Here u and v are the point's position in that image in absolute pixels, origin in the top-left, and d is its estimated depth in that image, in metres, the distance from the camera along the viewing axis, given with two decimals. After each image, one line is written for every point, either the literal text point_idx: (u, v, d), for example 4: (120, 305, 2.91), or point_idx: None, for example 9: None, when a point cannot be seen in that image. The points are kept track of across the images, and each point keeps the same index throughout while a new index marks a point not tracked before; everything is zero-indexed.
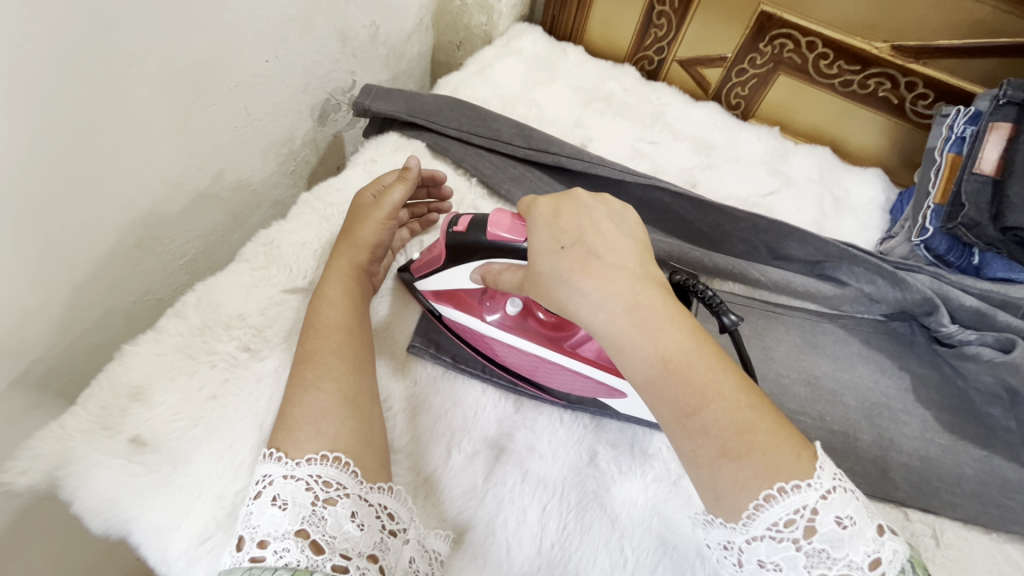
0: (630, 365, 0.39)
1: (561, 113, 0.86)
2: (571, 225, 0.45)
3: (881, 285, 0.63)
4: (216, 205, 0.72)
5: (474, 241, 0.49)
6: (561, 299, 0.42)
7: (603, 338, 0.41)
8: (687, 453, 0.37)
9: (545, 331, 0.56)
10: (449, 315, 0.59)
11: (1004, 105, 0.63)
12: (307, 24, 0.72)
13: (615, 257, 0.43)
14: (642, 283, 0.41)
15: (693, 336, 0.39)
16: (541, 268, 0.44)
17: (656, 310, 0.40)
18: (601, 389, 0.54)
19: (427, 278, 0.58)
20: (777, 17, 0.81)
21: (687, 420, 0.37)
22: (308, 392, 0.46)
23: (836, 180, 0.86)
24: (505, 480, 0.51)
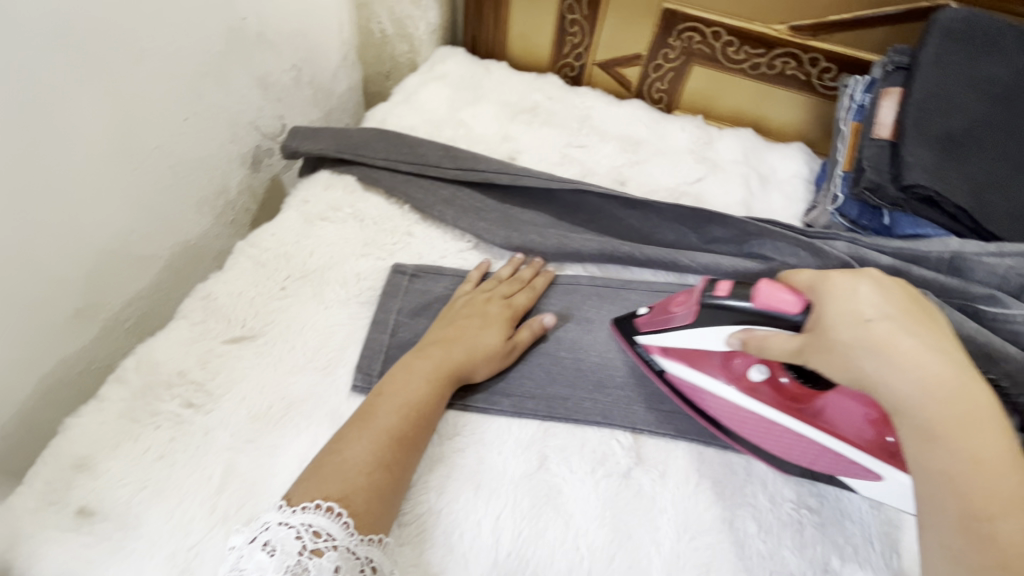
0: (934, 452, 0.39)
1: (489, 129, 0.88)
2: (875, 300, 0.42)
3: (803, 256, 0.66)
4: (155, 266, 0.73)
5: (738, 307, 0.50)
6: (860, 371, 0.41)
7: (905, 419, 0.40)
8: (949, 547, 0.37)
9: (784, 399, 0.55)
10: (677, 372, 0.58)
11: (893, 71, 0.68)
12: (224, 77, 0.74)
13: (937, 342, 0.41)
14: (967, 375, 0.40)
15: (1009, 447, 0.38)
16: (838, 337, 0.42)
17: (969, 407, 0.38)
18: (841, 462, 0.53)
19: (657, 335, 0.57)
20: (680, 13, 0.85)
21: (974, 522, 0.36)
22: (370, 467, 0.48)
23: (762, 159, 0.89)
24: (458, 495, 0.52)
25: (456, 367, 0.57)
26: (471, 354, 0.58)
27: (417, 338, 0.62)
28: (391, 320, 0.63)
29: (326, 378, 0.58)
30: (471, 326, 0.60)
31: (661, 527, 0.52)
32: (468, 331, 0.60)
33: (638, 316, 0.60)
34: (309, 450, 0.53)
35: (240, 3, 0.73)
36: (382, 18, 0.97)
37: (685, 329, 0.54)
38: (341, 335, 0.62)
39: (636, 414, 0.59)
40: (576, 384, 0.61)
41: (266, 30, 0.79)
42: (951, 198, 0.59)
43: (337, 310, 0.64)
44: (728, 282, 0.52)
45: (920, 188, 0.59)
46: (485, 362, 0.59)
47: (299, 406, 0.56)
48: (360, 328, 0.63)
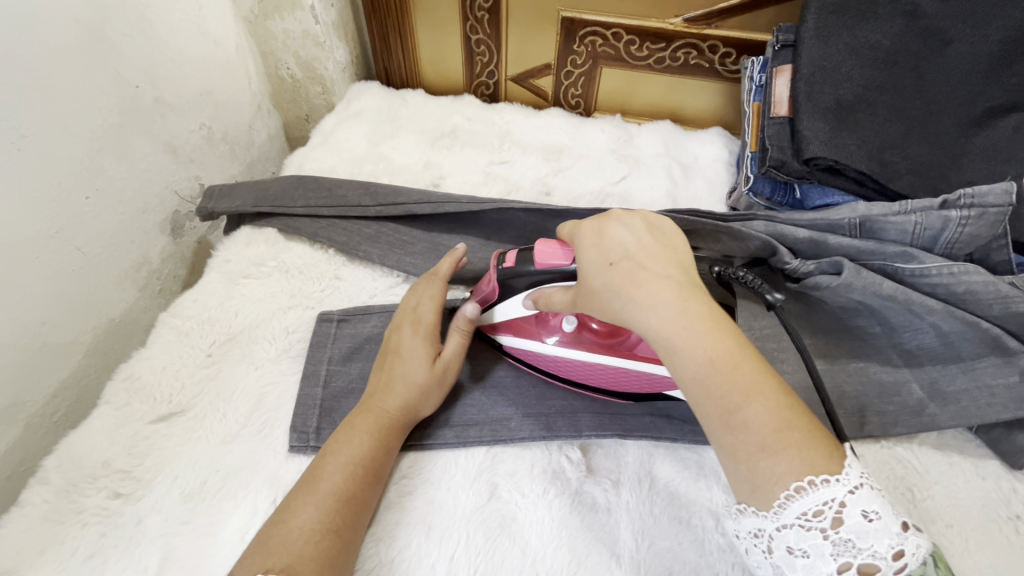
0: (679, 363, 0.41)
1: (410, 159, 0.87)
2: (615, 245, 0.47)
3: (725, 240, 0.65)
4: (79, 351, 0.70)
5: (526, 272, 0.55)
6: (617, 312, 0.44)
7: (653, 341, 0.42)
8: (727, 448, 0.39)
9: (602, 340, 0.59)
10: (509, 343, 0.62)
11: (781, 49, 0.70)
12: (123, 149, 0.72)
13: (664, 269, 0.44)
14: (688, 290, 0.43)
15: (737, 342, 0.41)
16: (594, 283, 0.46)
17: (700, 318, 0.41)
18: (662, 382, 0.56)
19: (489, 312, 0.62)
20: (577, 19, 0.86)
21: (731, 418, 0.39)
22: (314, 532, 0.46)
23: (682, 148, 0.90)
24: (409, 542, 0.51)
25: (393, 414, 0.55)
26: (407, 397, 0.56)
27: (352, 384, 0.61)
28: (323, 371, 0.62)
29: (261, 442, 0.57)
30: (396, 366, 0.58)
31: (620, 537, 0.52)
32: (394, 372, 0.57)
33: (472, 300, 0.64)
34: (250, 521, 0.51)
35: (128, 72, 0.72)
36: (289, 63, 0.96)
37: (500, 301, 0.60)
38: (274, 395, 0.60)
39: (581, 422, 0.59)
40: (521, 404, 0.61)
41: (163, 94, 0.78)
42: (851, 165, 0.61)
43: (269, 369, 0.62)
44: (511, 254, 0.57)
45: (820, 159, 0.62)
46: (425, 400, 0.57)
47: (235, 476, 0.54)
48: (295, 382, 0.62)
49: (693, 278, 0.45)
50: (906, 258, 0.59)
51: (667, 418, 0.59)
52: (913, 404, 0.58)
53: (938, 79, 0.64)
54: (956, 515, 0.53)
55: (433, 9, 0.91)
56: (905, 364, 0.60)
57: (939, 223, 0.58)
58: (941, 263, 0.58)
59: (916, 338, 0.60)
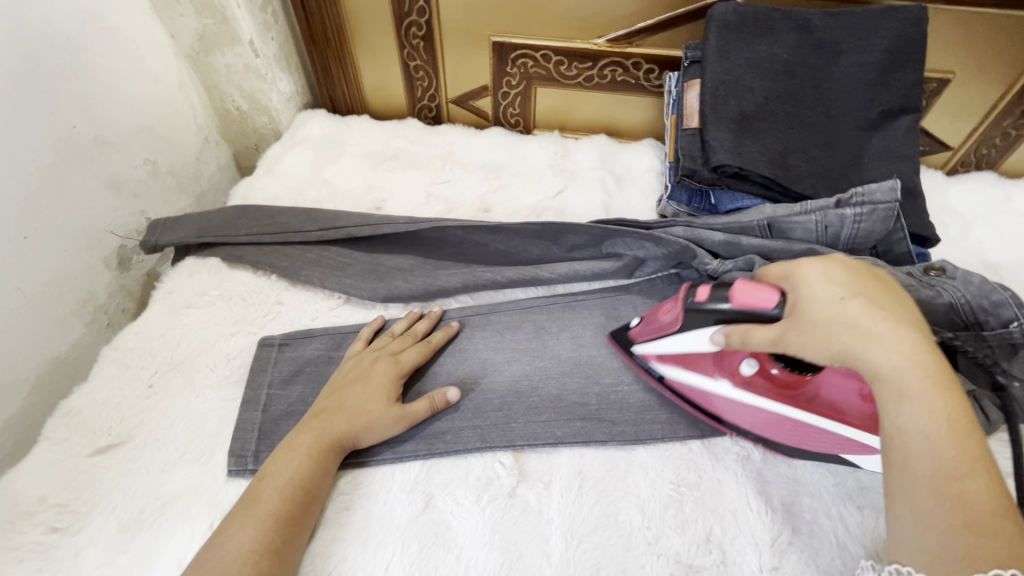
0: (906, 412, 0.39)
1: (354, 183, 0.89)
2: (863, 280, 0.45)
3: (649, 246, 0.70)
4: (22, 389, 0.70)
5: (714, 310, 0.52)
6: (840, 345, 0.42)
7: (882, 382, 0.40)
8: (924, 513, 0.37)
9: (776, 387, 0.57)
10: (675, 375, 0.61)
11: (691, 65, 0.74)
12: (61, 188, 0.74)
13: (902, 315, 0.43)
14: (932, 347, 0.41)
15: (972, 415, 0.38)
16: (816, 314, 0.43)
17: (934, 379, 0.39)
18: (835, 442, 0.54)
19: (654, 342, 0.59)
20: (507, 43, 0.90)
21: (945, 482, 0.36)
22: (254, 553, 0.47)
23: (616, 160, 0.94)
24: (346, 555, 0.52)
25: (337, 437, 0.56)
26: (351, 422, 0.57)
27: (292, 407, 0.63)
28: (263, 395, 0.63)
29: (201, 469, 0.58)
30: (355, 391, 0.59)
31: (550, 537, 0.54)
32: (353, 397, 0.59)
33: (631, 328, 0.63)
34: (187, 548, 0.52)
35: (64, 113, 0.73)
36: (234, 96, 0.98)
37: (677, 334, 0.57)
38: (215, 421, 0.61)
39: (514, 431, 0.61)
40: (454, 415, 0.62)
41: (103, 133, 0.79)
42: (754, 170, 0.65)
43: (209, 396, 0.63)
44: (703, 288, 0.54)
45: (726, 166, 0.65)
46: (371, 429, 0.57)
47: (173, 503, 0.55)
48: (236, 408, 0.63)
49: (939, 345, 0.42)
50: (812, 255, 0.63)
51: (598, 420, 0.62)
52: None
53: (833, 86, 0.69)
54: (868, 496, 0.56)
55: (370, 38, 0.94)
56: None
57: (837, 220, 0.62)
58: None
59: None
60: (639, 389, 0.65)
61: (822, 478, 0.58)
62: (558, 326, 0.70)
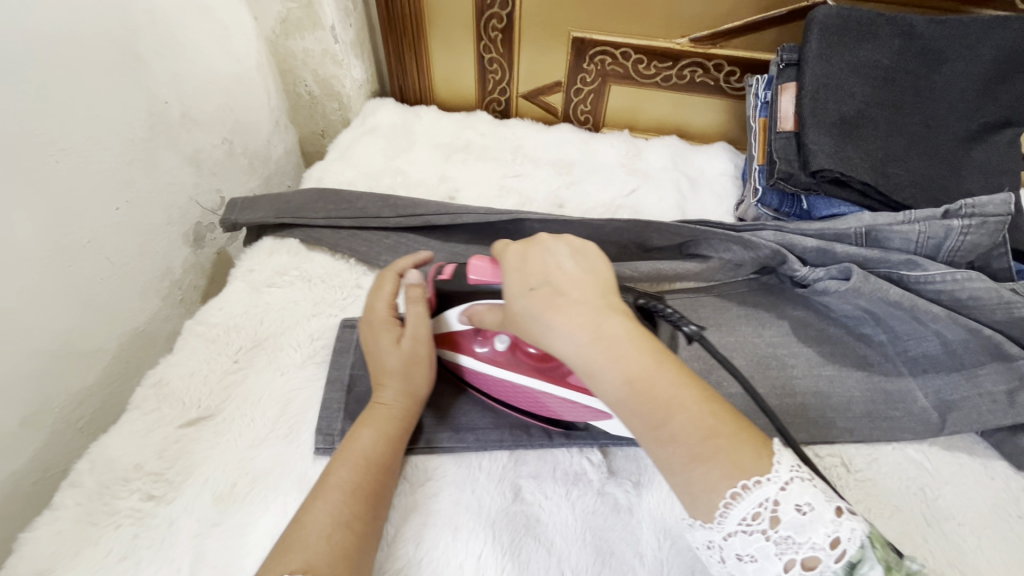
0: (602, 386, 0.41)
1: (426, 173, 0.90)
2: (536, 268, 0.47)
3: (737, 250, 0.68)
4: (104, 358, 0.71)
5: (458, 287, 0.58)
6: (536, 336, 0.44)
7: (574, 367, 0.43)
8: (662, 460, 0.40)
9: (534, 363, 0.58)
10: (449, 358, 0.63)
11: (786, 68, 0.73)
12: (151, 162, 0.75)
13: (575, 289, 0.44)
14: (605, 313, 0.43)
15: (654, 359, 0.41)
16: (515, 309, 0.46)
17: (611, 339, 0.41)
18: (584, 410, 0.56)
19: (424, 321, 0.64)
20: (588, 39, 0.89)
21: (657, 431, 0.39)
22: (336, 526, 0.46)
23: (688, 161, 0.93)
24: (437, 542, 0.52)
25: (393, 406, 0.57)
26: (400, 388, 0.57)
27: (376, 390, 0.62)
28: (347, 376, 0.63)
29: (289, 446, 0.58)
30: (370, 352, 0.60)
31: (641, 536, 0.53)
32: (373, 362, 0.59)
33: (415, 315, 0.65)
34: (279, 523, 0.52)
35: (158, 89, 0.74)
36: (308, 81, 0.99)
37: (438, 314, 0.61)
38: (300, 400, 0.62)
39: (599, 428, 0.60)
40: None
41: (189, 110, 0.80)
42: (855, 176, 0.64)
43: (294, 374, 0.64)
44: (449, 269, 0.59)
45: (825, 172, 0.64)
46: (411, 373, 0.58)
47: (264, 478, 0.55)
48: (319, 387, 0.63)
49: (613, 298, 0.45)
50: (910, 266, 0.62)
51: None
52: (918, 412, 0.60)
53: (937, 96, 0.67)
54: (968, 516, 0.55)
55: (448, 29, 0.94)
56: (909, 372, 0.63)
57: (942, 232, 0.61)
58: (944, 270, 0.60)
59: (920, 345, 0.62)
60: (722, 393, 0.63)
61: (920, 496, 0.56)
62: None
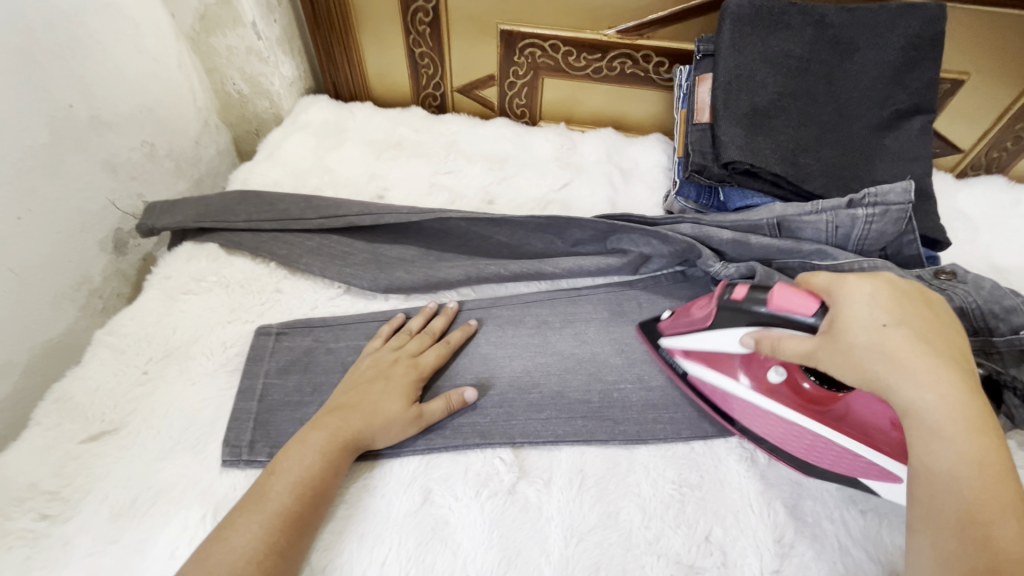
0: (936, 451, 0.39)
1: (355, 171, 0.88)
2: (903, 309, 0.43)
3: (655, 244, 0.69)
4: (13, 373, 0.69)
5: (751, 309, 0.52)
6: (873, 373, 0.42)
7: (913, 419, 0.41)
8: (952, 550, 0.37)
9: (801, 401, 0.55)
10: (699, 373, 0.60)
11: (703, 59, 0.73)
12: (56, 168, 0.72)
13: (950, 355, 0.42)
14: (975, 389, 0.40)
15: (1006, 461, 0.39)
16: (854, 339, 0.43)
17: (967, 414, 0.39)
18: (864, 467, 0.52)
19: (679, 336, 0.60)
20: (515, 32, 0.88)
21: (973, 526, 0.37)
22: (269, 555, 0.46)
23: (623, 154, 0.92)
24: (342, 548, 0.52)
25: (353, 435, 0.55)
26: (369, 423, 0.55)
27: (288, 397, 0.62)
28: (259, 384, 0.62)
29: (195, 458, 0.57)
30: (374, 390, 0.58)
31: (549, 535, 0.53)
32: (371, 396, 0.58)
33: (666, 321, 0.63)
34: (180, 538, 0.51)
35: (60, 91, 0.72)
36: (235, 79, 0.96)
37: (708, 332, 0.56)
38: (210, 410, 0.60)
39: (514, 428, 0.60)
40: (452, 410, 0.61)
41: (100, 112, 0.78)
42: (765, 168, 0.64)
43: (205, 384, 0.62)
44: (742, 288, 0.53)
45: (736, 163, 0.64)
46: (387, 428, 0.56)
47: (166, 493, 0.54)
48: (231, 397, 0.62)
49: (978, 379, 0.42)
50: (821, 256, 0.62)
51: (600, 419, 0.61)
52: None
53: (848, 85, 0.68)
54: (872, 501, 0.56)
55: (375, 23, 0.92)
56: None
57: (848, 221, 0.61)
58: (852, 258, 0.61)
59: None
60: (640, 387, 0.64)
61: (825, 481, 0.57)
62: (561, 321, 0.69)
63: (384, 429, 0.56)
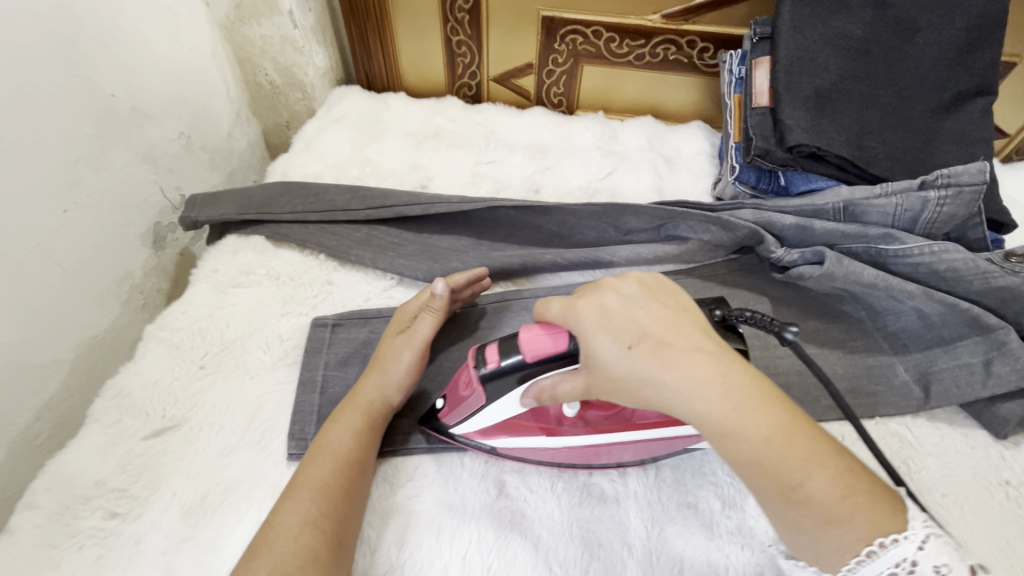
0: (731, 447, 0.39)
1: (396, 162, 0.86)
2: (625, 321, 0.43)
3: (714, 231, 0.67)
4: (61, 370, 0.68)
5: (512, 369, 0.46)
6: (650, 398, 0.41)
7: (700, 428, 0.40)
8: (789, 521, 0.38)
9: (606, 414, 0.54)
10: (505, 444, 0.54)
11: (759, 41, 0.71)
12: (99, 160, 0.70)
13: (694, 344, 0.41)
14: (726, 363, 0.40)
15: (784, 412, 0.39)
16: (613, 371, 0.42)
17: (739, 397, 0.39)
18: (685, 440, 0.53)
19: (466, 421, 0.52)
20: (557, 18, 0.87)
21: (792, 493, 0.38)
22: (306, 528, 0.44)
23: (665, 142, 0.91)
24: (420, 543, 0.50)
25: (366, 399, 0.55)
26: (376, 377, 0.56)
27: (349, 389, 0.60)
28: (320, 377, 0.61)
29: (261, 453, 0.55)
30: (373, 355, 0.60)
31: (630, 526, 0.52)
32: (373, 364, 0.59)
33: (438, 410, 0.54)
34: (254, 533, 0.50)
35: (102, 81, 0.70)
36: (268, 69, 0.94)
37: (487, 406, 0.49)
38: (272, 405, 0.59)
39: None
40: None
41: (140, 103, 0.76)
42: (832, 151, 0.63)
43: (264, 378, 0.61)
44: (492, 350, 0.47)
45: (803, 146, 0.63)
46: (386, 370, 0.57)
47: (235, 488, 0.53)
48: (291, 389, 0.61)
49: (721, 342, 0.43)
50: (887, 240, 0.61)
51: None
52: (900, 385, 0.60)
53: (910, 66, 0.67)
54: (954, 485, 0.54)
55: (413, 11, 0.91)
56: (892, 348, 0.63)
57: (919, 204, 0.60)
58: (922, 243, 0.60)
59: (899, 320, 0.63)
60: None
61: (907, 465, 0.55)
62: None
63: (388, 371, 0.56)
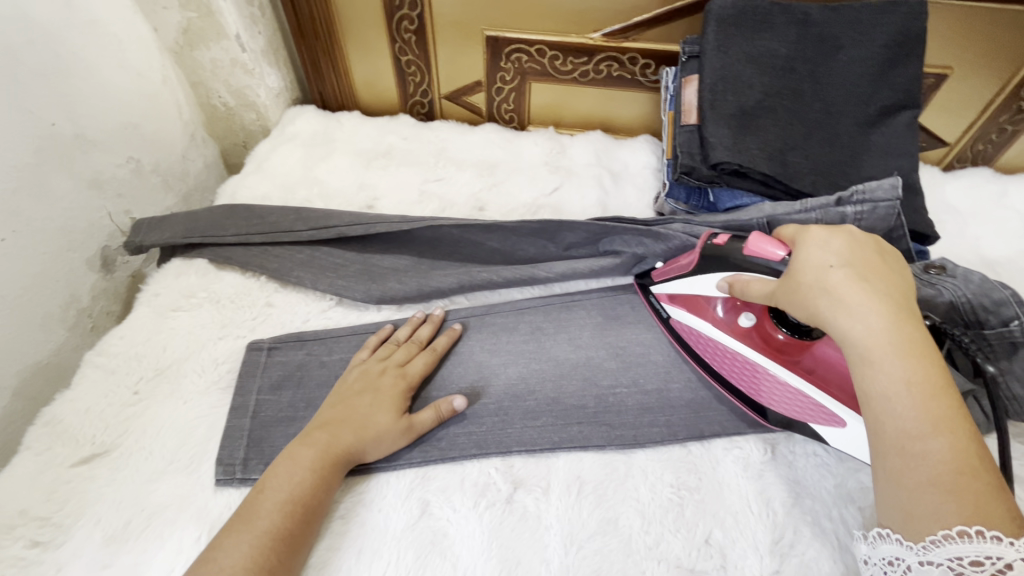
0: (872, 373, 0.42)
1: (345, 181, 0.87)
2: (855, 253, 0.47)
3: (649, 242, 0.70)
4: (2, 396, 0.68)
5: (727, 253, 0.59)
6: (815, 308, 0.45)
7: (847, 346, 0.44)
8: (893, 472, 0.40)
9: (767, 345, 0.59)
10: (680, 315, 0.66)
11: (689, 60, 0.73)
12: (40, 187, 0.71)
13: (886, 290, 0.44)
14: (904, 316, 0.43)
15: (943, 373, 0.41)
16: (802, 278, 0.47)
17: (898, 339, 0.42)
18: (814, 411, 0.56)
19: (666, 282, 0.66)
20: (501, 38, 0.88)
21: (910, 444, 0.39)
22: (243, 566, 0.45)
23: (613, 156, 0.92)
24: (340, 566, 0.51)
25: (344, 449, 0.54)
26: (361, 436, 0.55)
27: (282, 413, 0.61)
28: (252, 401, 0.61)
29: (189, 478, 0.56)
30: (362, 403, 0.57)
31: (548, 543, 0.53)
32: (360, 408, 0.57)
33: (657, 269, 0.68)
34: (175, 559, 0.50)
35: (41, 109, 0.71)
36: (221, 91, 0.95)
37: (690, 276, 0.62)
38: (202, 430, 0.59)
39: (510, 437, 0.60)
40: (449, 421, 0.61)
41: (84, 129, 0.77)
42: (753, 168, 0.64)
43: (197, 402, 0.62)
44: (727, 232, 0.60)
45: (725, 164, 0.64)
46: (378, 442, 0.56)
47: (160, 514, 0.53)
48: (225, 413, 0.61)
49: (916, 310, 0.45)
50: None
51: (595, 424, 0.61)
52: None
53: (833, 82, 0.68)
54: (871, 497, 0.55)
55: (362, 33, 0.92)
56: None
57: (837, 219, 0.61)
58: None
59: None
60: (638, 391, 0.64)
61: (822, 479, 0.57)
62: (553, 328, 0.69)
63: (377, 441, 0.55)
